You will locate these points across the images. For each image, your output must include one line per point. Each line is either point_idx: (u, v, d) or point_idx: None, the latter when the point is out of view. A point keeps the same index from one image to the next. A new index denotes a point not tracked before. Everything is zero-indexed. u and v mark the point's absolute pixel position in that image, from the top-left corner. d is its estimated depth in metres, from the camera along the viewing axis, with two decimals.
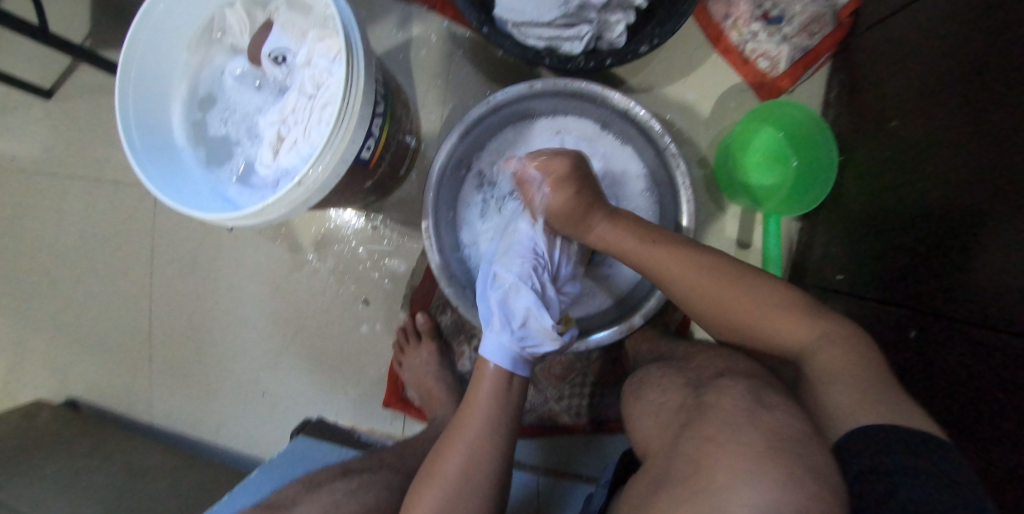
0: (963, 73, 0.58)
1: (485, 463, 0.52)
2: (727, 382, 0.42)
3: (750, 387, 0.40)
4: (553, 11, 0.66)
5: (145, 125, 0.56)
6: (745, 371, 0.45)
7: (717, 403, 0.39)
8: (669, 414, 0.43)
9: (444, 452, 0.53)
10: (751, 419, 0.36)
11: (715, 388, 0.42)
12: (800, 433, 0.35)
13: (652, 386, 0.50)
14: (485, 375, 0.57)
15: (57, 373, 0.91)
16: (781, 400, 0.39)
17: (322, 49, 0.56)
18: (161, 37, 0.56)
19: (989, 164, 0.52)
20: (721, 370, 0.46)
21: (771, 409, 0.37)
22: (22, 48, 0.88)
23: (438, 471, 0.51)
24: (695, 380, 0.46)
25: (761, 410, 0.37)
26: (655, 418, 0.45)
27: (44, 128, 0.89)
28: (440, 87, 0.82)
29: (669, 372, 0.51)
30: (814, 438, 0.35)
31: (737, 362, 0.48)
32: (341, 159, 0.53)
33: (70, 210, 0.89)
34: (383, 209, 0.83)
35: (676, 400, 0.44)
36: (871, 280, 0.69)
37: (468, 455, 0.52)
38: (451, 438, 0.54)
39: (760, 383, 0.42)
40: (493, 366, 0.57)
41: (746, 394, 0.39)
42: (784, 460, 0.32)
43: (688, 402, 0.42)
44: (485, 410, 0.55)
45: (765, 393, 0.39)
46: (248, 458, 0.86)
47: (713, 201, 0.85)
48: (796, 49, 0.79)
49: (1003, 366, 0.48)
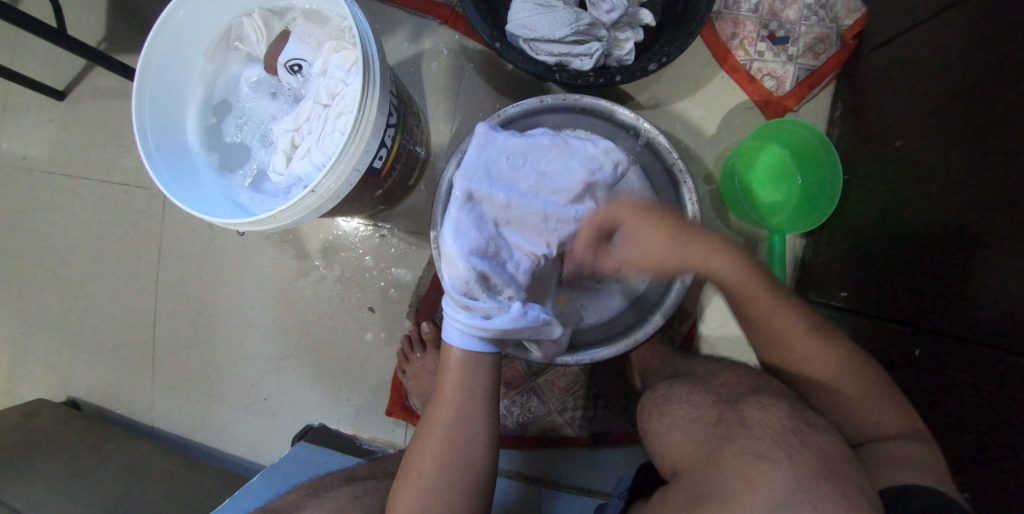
0: (968, 93, 0.59)
1: (455, 462, 0.52)
2: (768, 400, 0.42)
3: (792, 409, 0.40)
4: (563, 28, 0.67)
5: (159, 128, 0.57)
6: (778, 392, 0.45)
7: (761, 420, 0.39)
8: (704, 429, 0.43)
9: (419, 449, 0.53)
10: (800, 438, 0.36)
11: (755, 404, 0.42)
12: (839, 456, 0.35)
13: (679, 402, 0.50)
14: (449, 371, 0.55)
15: (58, 372, 0.91)
16: (823, 422, 0.39)
17: (338, 60, 0.58)
18: (180, 42, 0.57)
19: (995, 185, 0.53)
20: (755, 387, 0.46)
21: (817, 432, 0.37)
22: (40, 51, 0.90)
23: (413, 470, 0.52)
24: (728, 397, 0.46)
25: (806, 433, 0.37)
26: (684, 433, 0.45)
27: (59, 129, 0.90)
28: (450, 99, 0.84)
29: (695, 389, 0.50)
30: (849, 461, 0.35)
31: (767, 382, 0.48)
32: (354, 168, 0.54)
33: (79, 212, 0.90)
34: (390, 218, 0.84)
35: (709, 414, 0.44)
36: (876, 299, 0.69)
37: (442, 455, 0.52)
38: (425, 435, 0.54)
39: (787, 401, 0.42)
40: (459, 351, 0.54)
41: (790, 415, 0.39)
42: (829, 483, 0.32)
43: (725, 417, 0.42)
44: (453, 406, 0.54)
45: (808, 415, 0.40)
46: (248, 463, 0.86)
47: (719, 218, 0.85)
48: (802, 69, 0.84)
49: (1009, 397, 0.48)
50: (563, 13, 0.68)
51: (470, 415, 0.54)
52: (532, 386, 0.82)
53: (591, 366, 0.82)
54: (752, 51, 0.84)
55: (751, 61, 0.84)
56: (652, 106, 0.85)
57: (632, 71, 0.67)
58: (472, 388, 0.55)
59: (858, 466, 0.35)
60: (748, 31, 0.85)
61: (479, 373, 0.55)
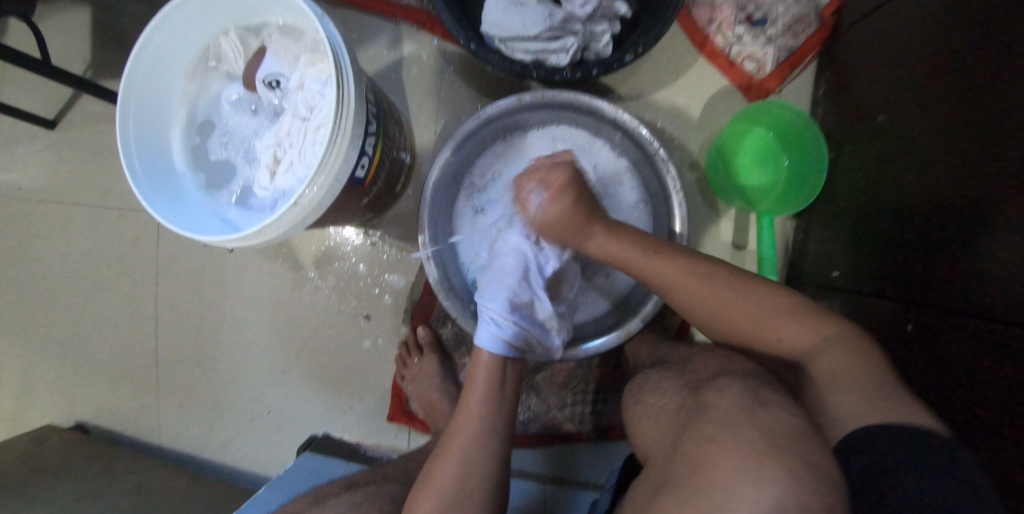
0: (951, 64, 0.58)
1: (476, 471, 0.52)
2: (725, 382, 0.42)
3: (747, 386, 0.41)
4: (537, 25, 0.67)
5: (144, 151, 0.58)
6: (740, 370, 0.46)
7: (716, 402, 0.40)
8: (668, 415, 0.44)
9: (439, 460, 0.53)
10: (747, 416, 0.37)
11: (713, 387, 0.42)
12: (798, 430, 0.35)
13: (650, 390, 0.50)
14: (478, 382, 0.56)
15: (67, 397, 0.93)
16: (779, 398, 0.39)
17: (314, 72, 0.58)
18: (159, 64, 0.58)
19: (980, 154, 0.53)
20: (718, 369, 0.46)
21: (769, 405, 0.38)
22: (27, 82, 0.91)
23: (433, 480, 0.51)
24: (692, 382, 0.46)
25: (759, 408, 0.37)
26: (653, 421, 0.46)
27: (51, 158, 0.91)
28: (433, 103, 0.84)
29: (668, 375, 0.51)
30: (810, 434, 0.35)
31: (732, 362, 0.49)
32: (335, 179, 0.54)
33: (75, 239, 0.92)
34: (381, 226, 0.85)
35: (674, 402, 0.45)
36: (869, 277, 0.69)
37: (462, 467, 0.51)
38: (446, 445, 0.54)
39: (755, 380, 0.42)
40: (488, 355, 0.57)
41: (744, 393, 0.40)
42: (779, 455, 0.32)
43: (687, 402, 0.43)
44: (475, 421, 0.54)
45: (761, 392, 0.40)
46: (257, 476, 0.87)
47: (707, 205, 0.85)
48: (781, 49, 0.84)
49: (1002, 365, 0.48)
50: (536, 10, 0.68)
51: (491, 431, 0.54)
52: (531, 383, 0.83)
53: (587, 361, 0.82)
54: (730, 35, 0.84)
55: (730, 45, 0.84)
56: (634, 97, 0.85)
57: (609, 63, 0.68)
58: (495, 405, 0.56)
59: (817, 440, 0.35)
60: (725, 16, 0.84)
61: (505, 387, 0.57)
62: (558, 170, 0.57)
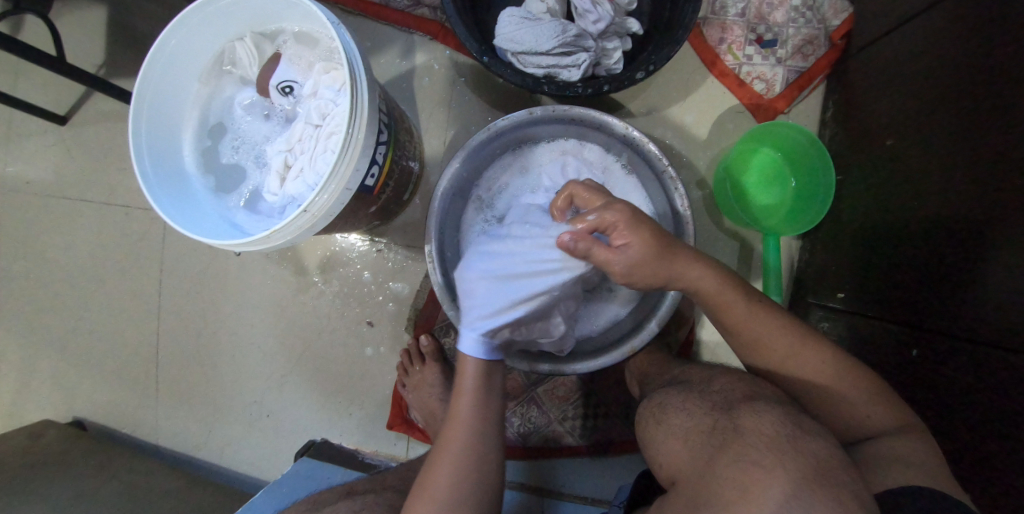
0: (960, 93, 0.59)
1: (469, 479, 0.52)
2: (762, 406, 0.43)
3: (789, 413, 0.41)
4: (551, 40, 0.68)
5: (156, 153, 0.58)
6: (772, 396, 0.46)
7: (754, 426, 0.39)
8: (699, 437, 0.44)
9: (432, 468, 0.53)
10: (793, 444, 0.36)
11: (749, 410, 0.42)
12: (831, 459, 0.35)
13: (675, 410, 0.50)
14: (463, 392, 0.57)
15: (65, 394, 0.92)
16: (818, 426, 0.39)
17: (328, 80, 0.59)
18: (174, 67, 0.58)
19: (987, 183, 0.53)
20: (751, 393, 0.47)
21: (810, 435, 0.37)
22: (40, 78, 0.92)
23: (426, 489, 0.51)
24: (723, 404, 0.46)
25: (803, 436, 0.37)
26: (682, 442, 0.46)
27: (60, 154, 0.92)
28: (443, 113, 0.85)
29: (692, 396, 0.51)
30: (845, 466, 0.35)
31: (761, 387, 0.49)
32: (345, 187, 0.54)
33: (82, 235, 0.92)
34: (387, 233, 0.85)
35: (705, 423, 0.45)
36: (874, 302, 0.69)
37: (460, 469, 0.52)
38: (438, 453, 0.54)
39: (794, 409, 0.42)
40: (473, 364, 0.58)
41: (785, 419, 0.40)
42: (817, 483, 0.33)
43: (721, 424, 0.43)
44: (467, 423, 0.55)
45: (804, 421, 0.40)
46: (253, 480, 0.87)
47: (714, 223, 0.85)
48: (791, 71, 0.84)
49: (1006, 395, 0.48)
50: (550, 25, 0.69)
51: (482, 432, 0.55)
52: (532, 396, 0.83)
53: (590, 375, 0.82)
54: (740, 56, 0.85)
55: (740, 65, 0.85)
56: (644, 114, 0.86)
57: (620, 80, 0.68)
58: (485, 406, 0.57)
59: (851, 470, 0.35)
60: (736, 35, 0.85)
61: (491, 391, 0.58)
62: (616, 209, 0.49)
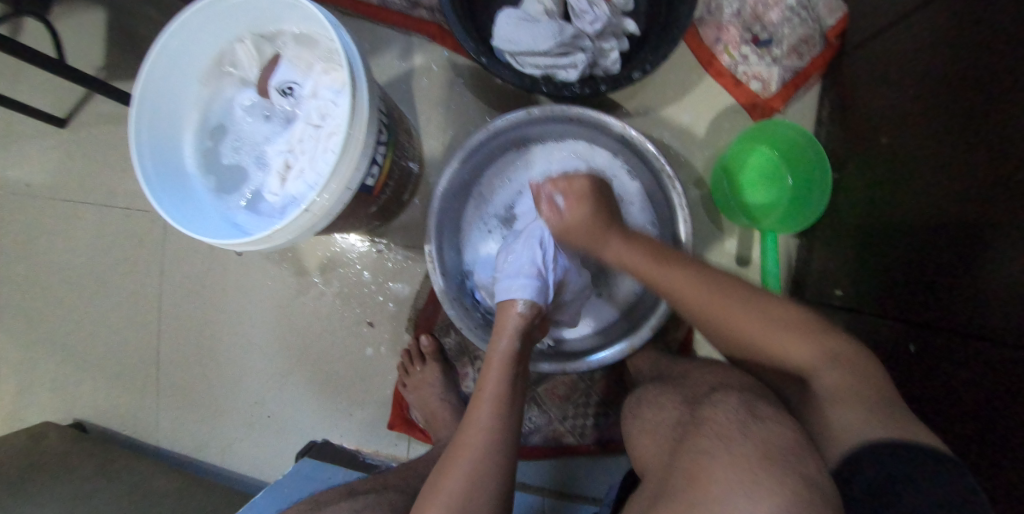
0: (952, 87, 0.59)
1: (484, 484, 0.50)
2: (721, 397, 0.43)
3: (745, 401, 0.42)
4: (548, 41, 0.68)
5: (157, 153, 0.58)
6: (739, 386, 0.46)
7: (711, 417, 0.40)
8: (665, 430, 0.44)
9: (445, 469, 0.51)
10: (745, 431, 0.37)
11: (710, 402, 0.43)
12: (790, 445, 0.36)
13: (648, 404, 0.51)
14: (484, 399, 0.56)
15: (66, 396, 0.93)
16: (773, 412, 0.40)
17: (329, 81, 0.60)
18: (175, 68, 0.59)
19: (985, 178, 0.53)
20: (716, 385, 0.47)
21: (764, 421, 0.38)
22: (40, 81, 0.92)
23: (438, 490, 0.49)
24: (689, 397, 0.47)
25: (755, 422, 0.38)
26: (651, 436, 0.46)
27: (59, 156, 0.92)
28: (442, 114, 0.85)
29: (664, 390, 0.51)
30: (803, 450, 0.36)
31: (730, 378, 0.49)
32: (346, 187, 0.55)
33: (81, 238, 0.92)
34: (387, 233, 0.85)
35: (672, 417, 0.45)
36: (872, 298, 0.69)
37: (473, 476, 0.50)
38: (452, 456, 0.52)
39: (755, 397, 0.43)
40: (496, 373, 0.57)
41: (741, 408, 0.40)
42: (776, 470, 0.33)
43: (684, 417, 0.43)
44: (484, 433, 0.53)
45: (759, 407, 0.41)
46: (253, 481, 0.87)
47: (712, 221, 0.86)
48: (787, 70, 0.84)
49: (1002, 388, 0.48)
50: (548, 25, 0.69)
51: (500, 442, 0.53)
52: (533, 395, 0.83)
53: (589, 374, 0.82)
54: (737, 55, 0.84)
55: (736, 65, 0.84)
56: (642, 114, 0.86)
57: (617, 80, 0.69)
58: (504, 413, 0.55)
59: (809, 455, 0.36)
60: (732, 35, 0.84)
61: (513, 403, 0.56)
62: (578, 180, 0.64)
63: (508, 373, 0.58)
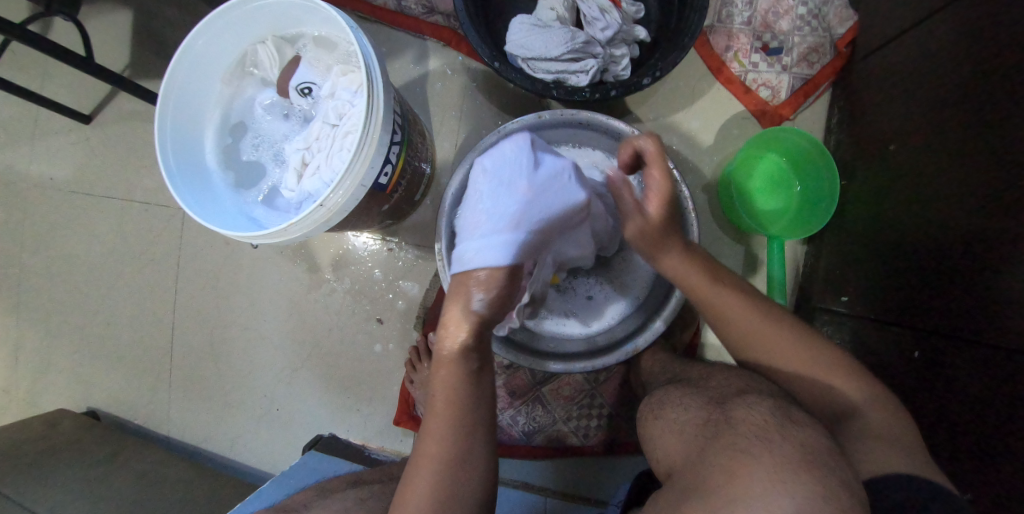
0: (963, 96, 0.60)
1: (453, 496, 0.46)
2: (754, 399, 0.44)
3: (777, 405, 0.42)
4: (560, 46, 0.70)
5: (180, 148, 0.60)
6: (765, 390, 0.47)
7: (745, 418, 0.41)
8: (693, 429, 0.45)
9: (411, 481, 0.47)
10: (781, 432, 0.38)
11: (742, 403, 0.44)
12: (822, 446, 0.37)
13: (673, 405, 0.51)
14: (441, 406, 0.48)
15: (81, 383, 0.95)
16: (806, 416, 0.40)
17: (345, 82, 0.61)
18: (200, 68, 0.61)
19: (999, 188, 0.53)
20: (743, 388, 0.48)
21: (799, 424, 0.39)
22: (68, 78, 0.96)
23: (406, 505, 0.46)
24: (717, 398, 0.48)
25: (790, 424, 0.39)
26: (677, 435, 0.47)
27: (83, 152, 0.95)
28: (455, 116, 0.87)
29: (689, 391, 0.52)
30: (837, 454, 0.37)
31: (754, 381, 0.50)
32: (360, 184, 0.56)
33: (101, 231, 0.95)
34: (398, 233, 0.87)
35: (700, 416, 0.46)
36: (879, 305, 0.69)
37: (437, 490, 0.46)
38: (418, 464, 0.48)
39: (784, 401, 0.44)
40: (446, 370, 0.48)
41: (775, 411, 0.41)
42: (805, 470, 0.34)
43: (714, 417, 0.44)
44: (447, 441, 0.47)
45: (792, 411, 0.41)
46: (259, 472, 0.88)
47: (721, 227, 0.86)
48: (796, 78, 0.86)
49: (1012, 399, 0.48)
50: (559, 32, 0.71)
51: (467, 447, 0.47)
52: (537, 395, 0.84)
53: (594, 376, 0.83)
54: (747, 63, 0.86)
55: (746, 72, 0.86)
56: (652, 120, 0.88)
57: (628, 85, 0.69)
58: (469, 416, 0.48)
59: (840, 458, 0.37)
60: (742, 43, 0.87)
61: (480, 399, 0.49)
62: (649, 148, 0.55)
63: (467, 367, 0.48)
